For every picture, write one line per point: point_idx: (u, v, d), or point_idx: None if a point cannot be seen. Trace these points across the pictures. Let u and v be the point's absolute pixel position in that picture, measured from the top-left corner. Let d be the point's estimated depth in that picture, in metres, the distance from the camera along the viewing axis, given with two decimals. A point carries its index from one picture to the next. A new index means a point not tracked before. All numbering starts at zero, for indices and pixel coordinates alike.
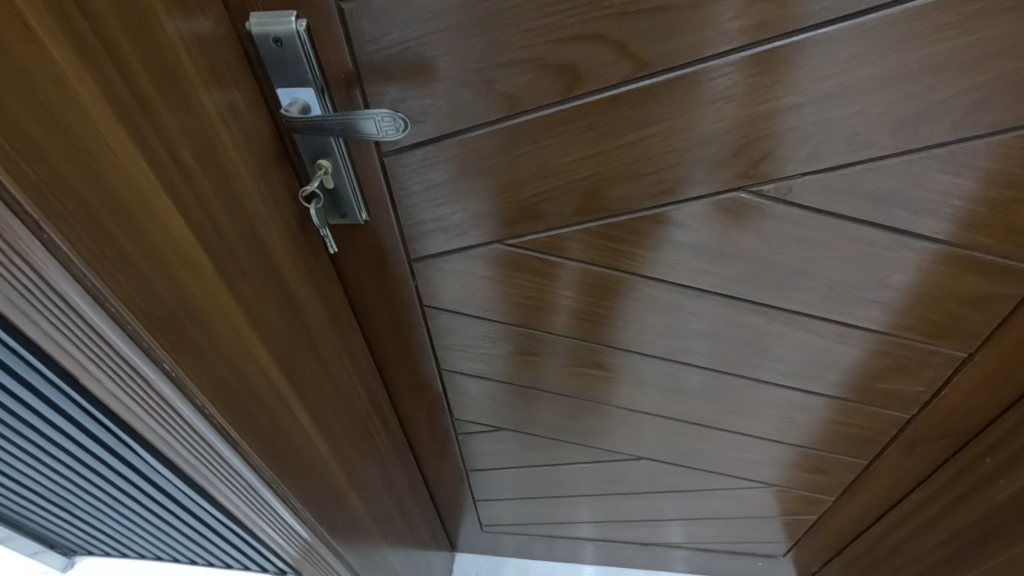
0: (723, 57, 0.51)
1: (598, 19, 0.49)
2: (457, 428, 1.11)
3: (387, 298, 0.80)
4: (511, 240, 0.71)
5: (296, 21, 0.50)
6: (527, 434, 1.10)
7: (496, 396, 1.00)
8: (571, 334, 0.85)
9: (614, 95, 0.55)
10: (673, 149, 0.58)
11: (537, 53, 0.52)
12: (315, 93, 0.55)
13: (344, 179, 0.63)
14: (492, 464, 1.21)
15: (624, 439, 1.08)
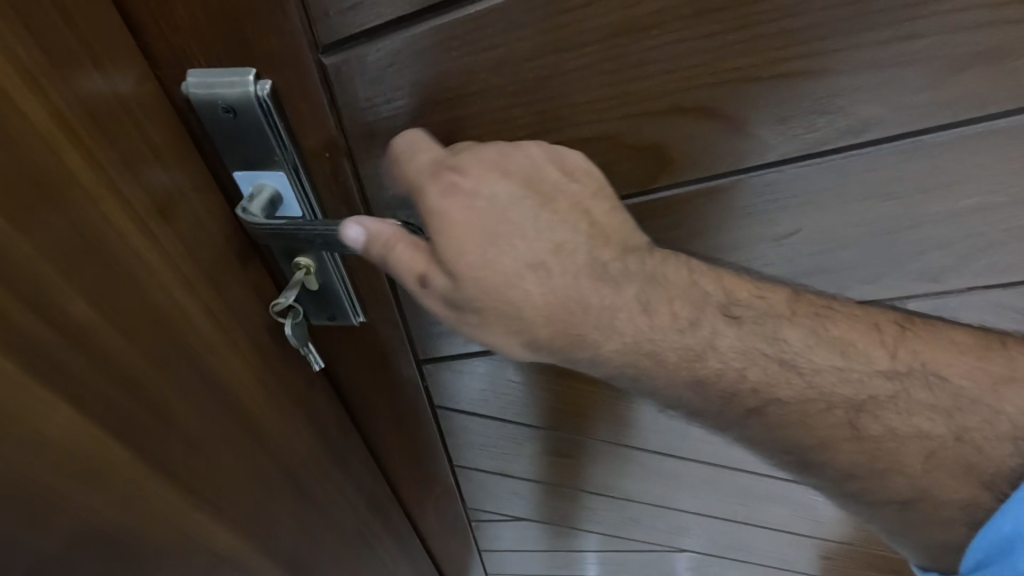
0: (890, 142, 0.34)
1: (706, 87, 0.32)
2: (471, 513, 0.96)
3: (391, 406, 0.63)
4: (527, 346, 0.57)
5: (257, 82, 0.34)
6: (550, 522, 0.95)
7: (518, 490, 0.85)
8: (598, 437, 0.71)
9: (714, 187, 0.38)
10: (789, 256, 0.42)
11: (608, 131, 0.35)
12: (287, 179, 0.38)
13: (334, 279, 0.45)
14: (507, 546, 1.06)
15: (661, 532, 0.92)
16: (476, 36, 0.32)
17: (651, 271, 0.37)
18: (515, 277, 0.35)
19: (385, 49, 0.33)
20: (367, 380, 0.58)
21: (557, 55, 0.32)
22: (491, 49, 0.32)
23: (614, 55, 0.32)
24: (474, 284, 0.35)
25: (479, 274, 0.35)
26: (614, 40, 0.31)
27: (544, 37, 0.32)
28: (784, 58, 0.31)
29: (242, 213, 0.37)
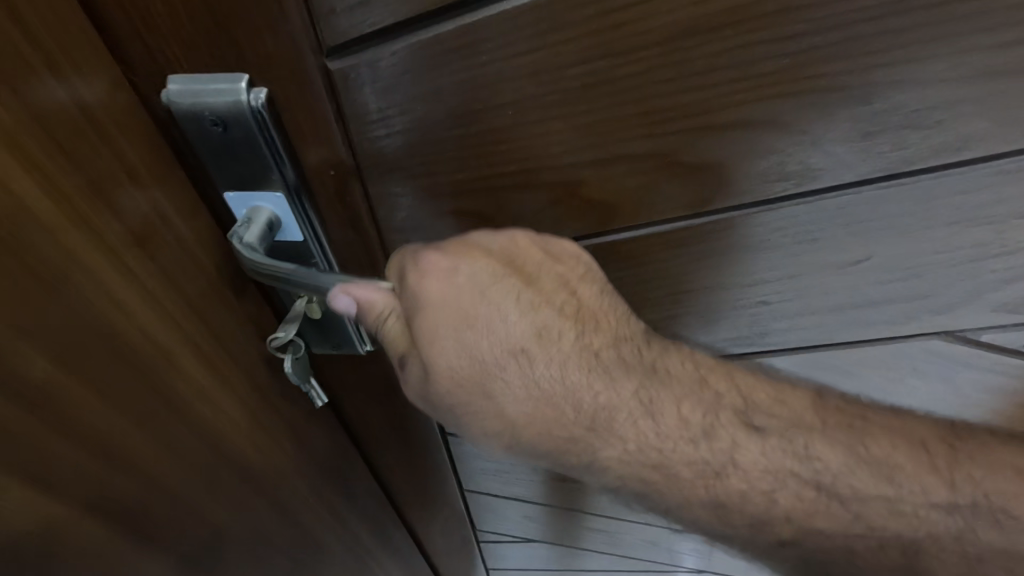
0: (989, 161, 0.29)
1: (781, 98, 0.28)
2: (477, 535, 0.91)
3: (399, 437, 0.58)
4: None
5: (251, 90, 0.29)
6: (560, 543, 0.91)
7: (527, 513, 0.81)
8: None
9: (776, 210, 0.33)
10: (853, 285, 0.37)
11: (660, 148, 0.30)
12: (288, 200, 0.33)
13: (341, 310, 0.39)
14: (511, 564, 1.01)
15: (674, 554, 0.88)
16: (511, 36, 0.27)
17: (650, 364, 0.35)
18: (496, 367, 0.33)
19: (401, 51, 0.28)
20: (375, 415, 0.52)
21: (606, 59, 0.27)
22: (528, 52, 0.27)
23: (674, 59, 0.27)
24: (453, 376, 0.33)
25: (458, 364, 0.33)
26: (678, 41, 0.26)
27: (591, 38, 0.27)
28: (878, 64, 0.26)
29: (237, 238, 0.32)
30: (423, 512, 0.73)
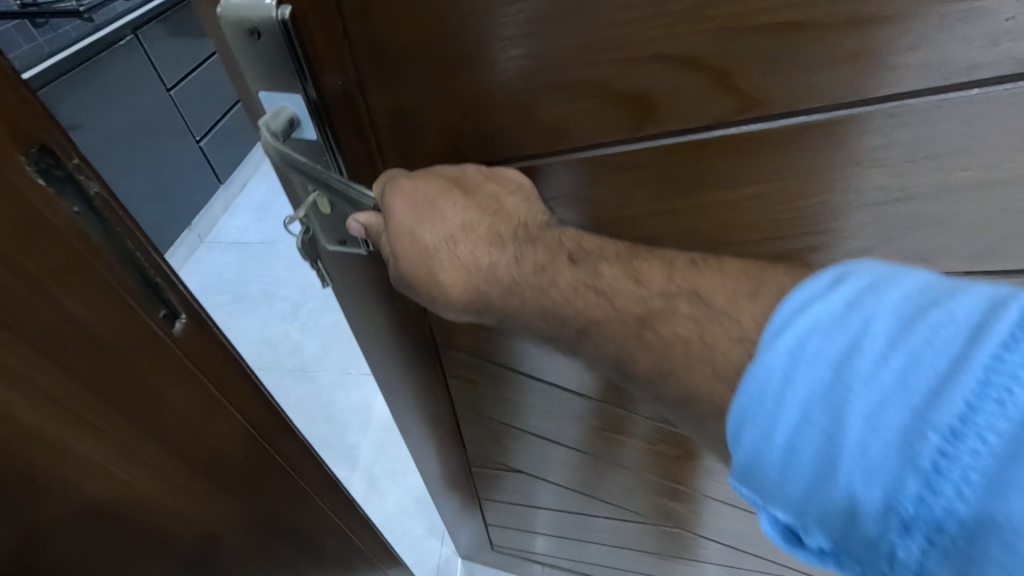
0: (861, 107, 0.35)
1: (692, 36, 0.33)
2: (468, 464, 0.87)
3: (386, 328, 0.58)
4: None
5: (279, 6, 0.35)
6: (552, 480, 0.86)
7: (518, 441, 0.78)
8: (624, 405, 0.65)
9: (699, 141, 0.38)
10: (769, 217, 0.42)
11: (596, 77, 0.37)
12: (306, 107, 0.40)
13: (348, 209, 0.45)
14: (504, 500, 0.95)
15: (670, 509, 0.82)
16: None
17: (526, 233, 0.39)
18: (435, 247, 0.39)
19: None
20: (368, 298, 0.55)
21: None
22: None
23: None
24: (409, 259, 0.40)
25: (409, 250, 0.39)
26: None
27: None
28: (766, 10, 0.31)
29: (263, 128, 0.40)
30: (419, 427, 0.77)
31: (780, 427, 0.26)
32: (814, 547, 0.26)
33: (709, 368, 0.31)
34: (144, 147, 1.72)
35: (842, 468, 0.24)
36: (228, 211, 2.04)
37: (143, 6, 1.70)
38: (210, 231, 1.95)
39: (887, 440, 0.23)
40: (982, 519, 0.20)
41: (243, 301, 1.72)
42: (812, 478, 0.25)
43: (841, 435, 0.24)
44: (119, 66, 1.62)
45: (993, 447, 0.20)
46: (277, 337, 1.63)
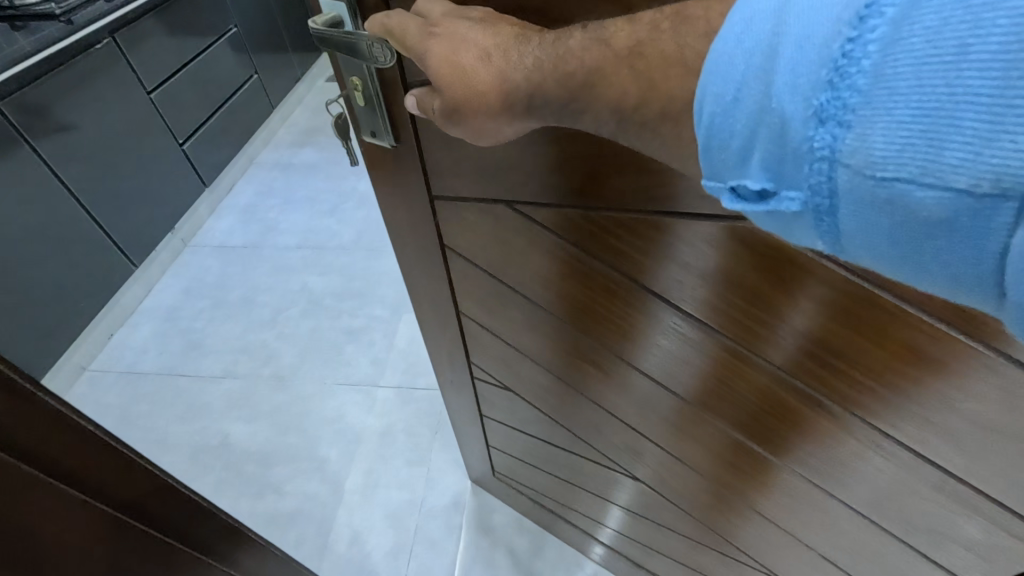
0: None
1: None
2: (466, 374, 0.93)
3: (416, 208, 0.65)
4: (520, 202, 0.56)
5: None
6: (538, 408, 0.89)
7: (506, 354, 0.82)
8: (606, 345, 0.66)
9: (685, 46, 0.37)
10: None
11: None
12: (345, 12, 0.46)
13: (375, 99, 0.52)
14: (498, 420, 1.00)
15: (646, 464, 0.81)
16: None
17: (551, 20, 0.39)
18: (473, 57, 0.40)
19: None
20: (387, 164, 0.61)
21: None
22: None
23: None
24: (452, 73, 0.41)
25: (452, 65, 0.41)
26: None
27: None
28: None
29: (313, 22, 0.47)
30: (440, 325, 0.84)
31: (731, 79, 0.27)
32: (756, 195, 0.28)
33: (681, 71, 0.31)
34: (121, 155, 1.70)
35: (774, 94, 0.26)
36: (213, 214, 2.11)
37: (124, 7, 1.68)
38: (194, 235, 2.01)
39: (810, 50, 0.25)
40: (882, 82, 0.23)
41: (221, 308, 1.73)
42: (754, 120, 0.27)
43: (774, 71, 0.26)
44: (97, 69, 1.61)
45: (890, 20, 0.23)
46: (253, 343, 1.62)
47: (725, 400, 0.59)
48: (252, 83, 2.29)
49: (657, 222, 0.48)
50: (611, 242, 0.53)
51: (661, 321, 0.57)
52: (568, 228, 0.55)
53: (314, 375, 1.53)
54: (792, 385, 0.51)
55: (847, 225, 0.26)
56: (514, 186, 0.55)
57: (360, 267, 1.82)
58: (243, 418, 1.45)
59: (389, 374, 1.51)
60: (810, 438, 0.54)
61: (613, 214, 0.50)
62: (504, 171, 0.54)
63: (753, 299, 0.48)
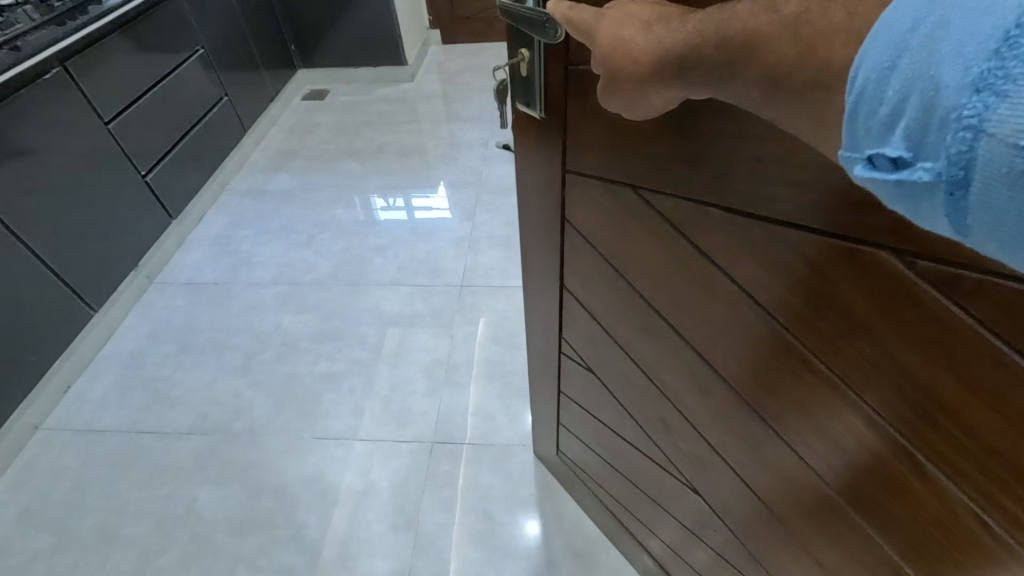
0: None
1: None
2: (555, 344, 0.92)
3: (541, 176, 0.68)
4: (649, 189, 0.54)
5: None
6: (614, 397, 0.86)
7: (594, 334, 0.80)
8: (704, 356, 0.60)
9: None
10: None
11: None
12: None
13: (536, 73, 0.57)
14: (574, 398, 0.99)
15: (720, 492, 0.74)
16: None
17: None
18: (638, 22, 0.38)
19: None
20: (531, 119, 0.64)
21: None
22: None
23: None
24: (607, 39, 0.40)
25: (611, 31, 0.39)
26: None
27: None
28: None
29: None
30: (540, 290, 0.87)
31: (893, 45, 0.23)
32: (892, 167, 0.23)
33: (842, 39, 0.26)
34: (77, 188, 1.58)
35: (933, 61, 0.21)
36: (181, 245, 2.01)
37: (80, 32, 1.58)
38: (160, 271, 1.90)
39: (990, 8, 0.20)
40: None
41: (191, 351, 1.61)
42: (904, 80, 0.22)
43: (938, 33, 0.22)
44: (49, 98, 1.50)
45: None
46: (225, 394, 1.50)
47: (815, 442, 0.51)
48: (222, 103, 2.25)
49: (789, 238, 0.43)
50: (734, 247, 0.48)
51: (765, 342, 0.50)
52: (695, 223, 0.51)
53: (287, 428, 1.41)
54: (899, 444, 0.43)
55: (979, 204, 0.21)
56: (640, 171, 0.53)
57: (339, 304, 1.72)
58: (214, 481, 1.32)
59: (371, 423, 1.41)
60: (911, 511, 0.45)
61: (745, 219, 0.46)
62: (636, 153, 0.53)
63: (873, 337, 0.41)
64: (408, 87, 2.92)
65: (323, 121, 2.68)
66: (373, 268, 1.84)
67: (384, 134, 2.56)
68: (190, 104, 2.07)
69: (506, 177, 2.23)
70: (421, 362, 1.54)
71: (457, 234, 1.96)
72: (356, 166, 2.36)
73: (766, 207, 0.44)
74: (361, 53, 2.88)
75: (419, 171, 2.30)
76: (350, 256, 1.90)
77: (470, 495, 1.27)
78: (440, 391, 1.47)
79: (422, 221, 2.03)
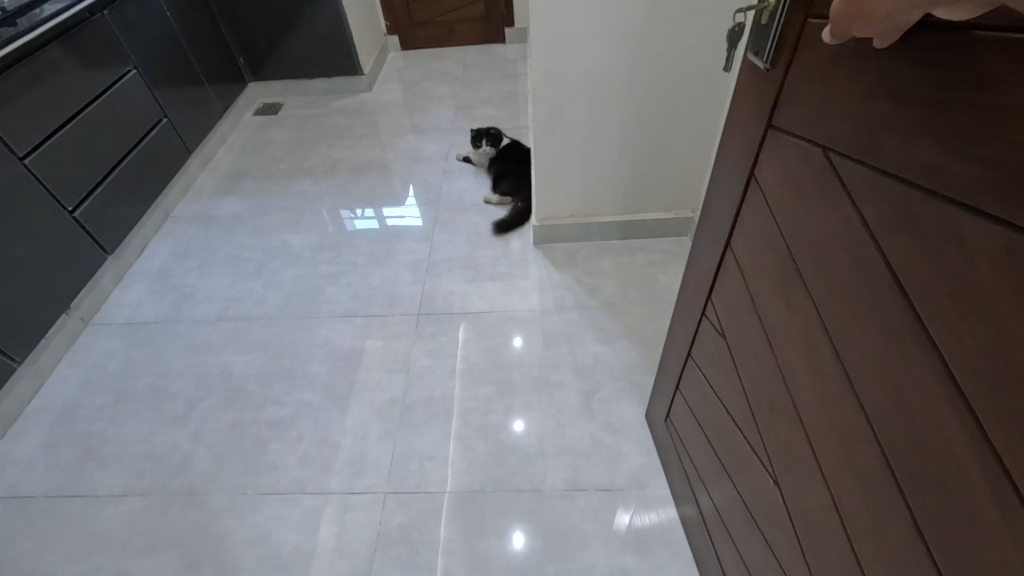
0: None
1: None
2: (701, 306, 0.94)
3: (749, 131, 0.70)
4: (838, 149, 0.52)
5: None
6: (735, 368, 0.83)
7: (739, 299, 0.79)
8: (832, 333, 0.56)
9: None
10: None
11: None
12: None
13: (772, 25, 0.59)
14: (700, 366, 0.98)
15: (799, 493, 0.68)
16: None
17: None
18: None
19: None
20: (755, 66, 0.66)
21: None
22: None
23: None
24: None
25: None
26: None
27: None
28: None
29: None
30: (707, 246, 0.88)
31: None
32: None
33: None
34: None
35: None
36: (121, 282, 1.89)
37: None
38: (96, 312, 1.78)
39: None
40: None
41: (127, 402, 1.50)
42: None
43: None
44: None
45: None
46: (162, 447, 1.39)
47: (906, 446, 0.46)
48: (161, 126, 2.11)
49: (944, 214, 0.40)
50: (894, 221, 0.45)
51: (891, 328, 0.46)
52: (867, 190, 0.48)
53: (230, 484, 1.31)
54: (987, 466, 0.38)
55: None
56: (832, 129, 0.52)
57: (288, 340, 1.62)
58: (149, 548, 1.22)
59: (322, 476, 1.31)
60: (975, 542, 0.40)
61: (913, 191, 0.42)
62: (834, 110, 0.52)
63: (1001, 336, 0.36)
64: (366, 98, 2.81)
65: (275, 138, 2.56)
66: (324, 298, 1.75)
67: (339, 149, 2.45)
68: (125, 129, 1.93)
69: (466, 192, 2.14)
70: (374, 402, 1.45)
71: (414, 256, 1.87)
72: (309, 186, 2.24)
73: (942, 181, 0.39)
74: (315, 64, 2.76)
75: (378, 187, 2.21)
76: (301, 287, 1.80)
77: (429, 552, 1.18)
78: (394, 436, 1.38)
79: (387, 235, 1.97)
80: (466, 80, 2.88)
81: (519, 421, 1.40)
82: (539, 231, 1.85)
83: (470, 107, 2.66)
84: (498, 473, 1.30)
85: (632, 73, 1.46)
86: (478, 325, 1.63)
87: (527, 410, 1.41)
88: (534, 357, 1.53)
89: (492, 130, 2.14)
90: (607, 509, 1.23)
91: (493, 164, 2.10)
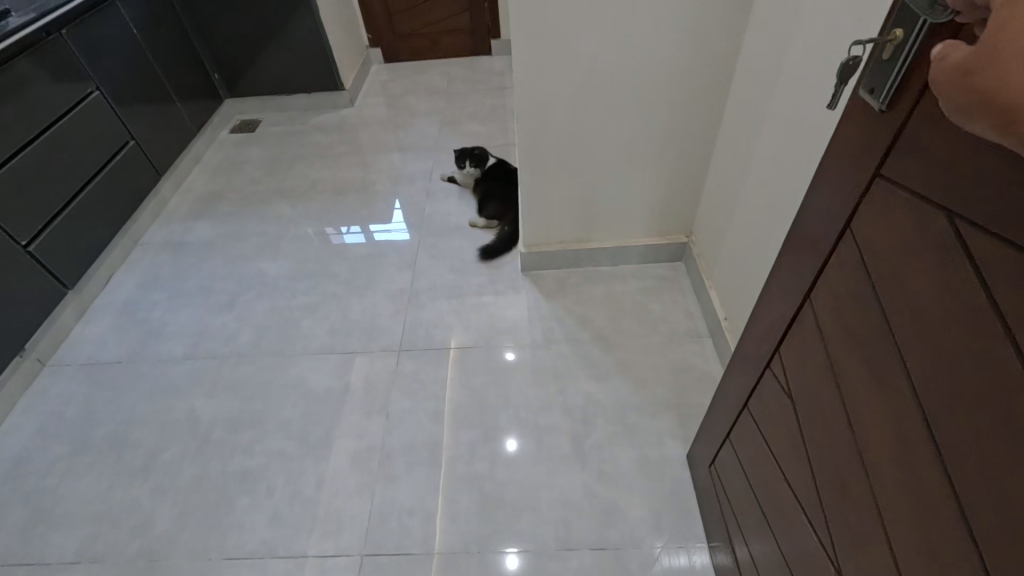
0: None
1: None
2: (765, 357, 0.83)
3: (842, 179, 0.59)
4: (970, 219, 0.43)
5: None
6: (800, 433, 0.74)
7: (813, 359, 0.69)
8: (932, 426, 0.49)
9: None
10: None
11: None
12: None
13: (899, 59, 0.48)
14: (756, 419, 0.89)
15: None
16: None
17: None
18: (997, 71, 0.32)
19: None
20: (864, 106, 0.55)
21: None
22: None
23: None
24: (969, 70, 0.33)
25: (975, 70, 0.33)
26: None
27: None
28: None
29: None
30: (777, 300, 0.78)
31: None
32: None
33: None
34: None
35: None
36: (84, 317, 1.77)
37: None
38: (55, 351, 1.66)
39: None
40: None
41: (84, 453, 1.39)
42: None
43: None
44: None
45: None
46: (120, 506, 1.29)
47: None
48: (128, 149, 1.99)
49: None
50: None
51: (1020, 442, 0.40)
52: (1012, 280, 0.40)
53: (192, 547, 1.21)
54: None
55: None
56: (965, 193, 0.43)
57: (260, 381, 1.52)
58: None
59: (292, 537, 1.21)
60: None
61: None
62: (969, 170, 0.43)
63: None
64: (347, 113, 2.71)
65: (252, 157, 2.46)
66: (300, 332, 1.65)
67: (320, 168, 2.35)
68: (88, 154, 1.82)
69: (450, 215, 2.04)
70: (349, 449, 1.35)
71: (394, 286, 1.78)
72: (286, 209, 2.14)
73: None
74: (297, 79, 2.65)
75: (357, 210, 2.11)
76: (274, 321, 1.69)
77: None
78: (372, 488, 1.28)
79: (365, 262, 1.87)
80: (450, 94, 2.79)
81: (514, 462, 1.31)
82: (529, 257, 1.75)
83: (455, 123, 2.56)
84: (484, 530, 1.20)
85: (645, 90, 1.37)
86: (462, 362, 1.53)
87: (514, 458, 1.32)
88: (524, 397, 1.44)
89: (476, 150, 2.04)
90: (600, 570, 1.13)
91: (477, 186, 2.02)
